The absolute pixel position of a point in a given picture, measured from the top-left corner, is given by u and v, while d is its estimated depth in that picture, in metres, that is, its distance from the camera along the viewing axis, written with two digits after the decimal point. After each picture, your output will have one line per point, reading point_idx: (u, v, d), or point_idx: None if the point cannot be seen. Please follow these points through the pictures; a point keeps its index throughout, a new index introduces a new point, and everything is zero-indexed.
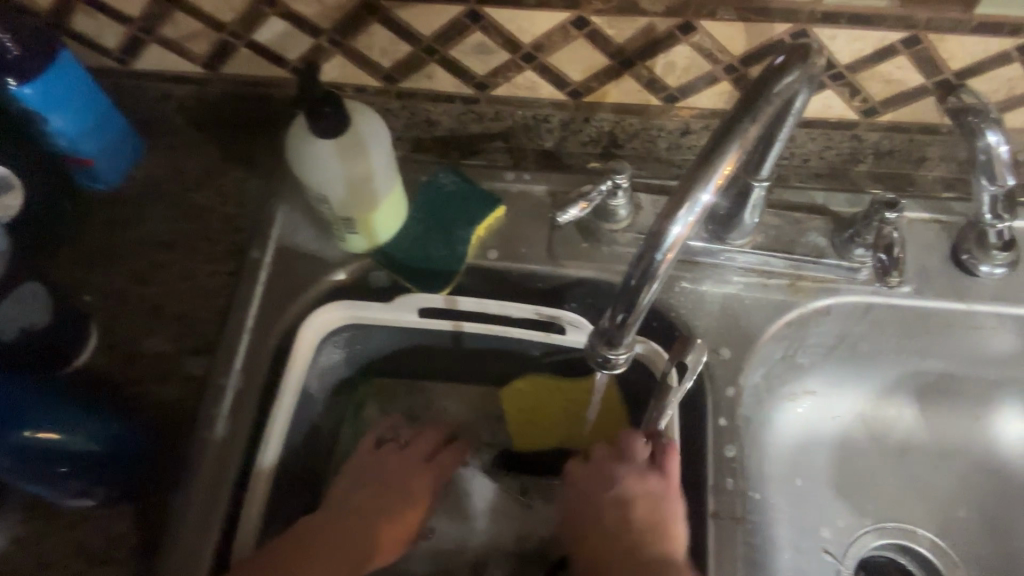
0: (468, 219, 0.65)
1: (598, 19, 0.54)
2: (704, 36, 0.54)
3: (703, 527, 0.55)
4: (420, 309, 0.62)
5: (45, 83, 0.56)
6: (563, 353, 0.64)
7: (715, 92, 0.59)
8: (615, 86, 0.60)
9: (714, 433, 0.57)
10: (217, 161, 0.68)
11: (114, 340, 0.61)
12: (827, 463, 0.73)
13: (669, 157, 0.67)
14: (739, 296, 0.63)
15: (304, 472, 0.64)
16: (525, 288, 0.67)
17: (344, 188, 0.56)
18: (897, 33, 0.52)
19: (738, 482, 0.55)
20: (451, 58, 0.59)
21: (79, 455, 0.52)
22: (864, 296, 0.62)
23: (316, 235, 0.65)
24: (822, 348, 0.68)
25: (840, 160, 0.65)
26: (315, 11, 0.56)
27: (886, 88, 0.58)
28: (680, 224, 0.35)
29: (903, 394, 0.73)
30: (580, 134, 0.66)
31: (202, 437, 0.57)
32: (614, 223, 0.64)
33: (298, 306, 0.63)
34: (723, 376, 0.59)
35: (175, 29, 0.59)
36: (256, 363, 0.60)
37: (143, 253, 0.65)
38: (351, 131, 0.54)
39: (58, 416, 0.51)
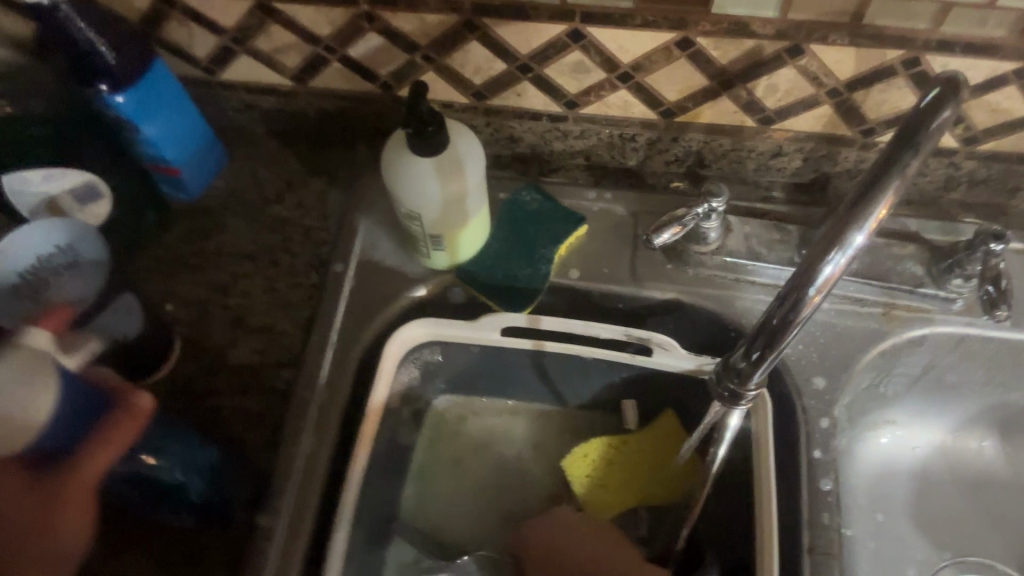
0: (552, 238, 0.64)
1: (704, 40, 0.53)
2: (812, 59, 0.53)
3: (798, 563, 0.53)
4: (503, 328, 0.61)
5: (136, 91, 0.56)
6: (646, 377, 0.63)
7: (813, 115, 0.58)
8: (710, 107, 0.59)
9: (808, 465, 0.56)
10: (298, 173, 0.68)
11: (195, 351, 0.60)
12: (905, 495, 0.71)
13: (756, 179, 0.66)
14: (830, 323, 0.61)
15: (381, 492, 0.63)
16: (602, 309, 0.66)
17: (439, 206, 0.56)
18: (1012, 63, 0.51)
19: (834, 516, 0.54)
20: (545, 76, 0.58)
21: (182, 492, 0.51)
22: (958, 327, 0.61)
23: (398, 250, 0.65)
24: (907, 378, 0.66)
25: (933, 187, 0.63)
26: (414, 26, 0.55)
27: (991, 117, 0.56)
28: (832, 264, 0.34)
29: (984, 426, 0.71)
30: (666, 154, 0.65)
31: (288, 453, 0.56)
32: (702, 246, 0.62)
33: (379, 320, 0.62)
34: (816, 408, 0.58)
35: (267, 40, 0.59)
36: (339, 380, 0.60)
37: (223, 264, 0.64)
38: (451, 149, 0.53)
39: (176, 451, 0.50)
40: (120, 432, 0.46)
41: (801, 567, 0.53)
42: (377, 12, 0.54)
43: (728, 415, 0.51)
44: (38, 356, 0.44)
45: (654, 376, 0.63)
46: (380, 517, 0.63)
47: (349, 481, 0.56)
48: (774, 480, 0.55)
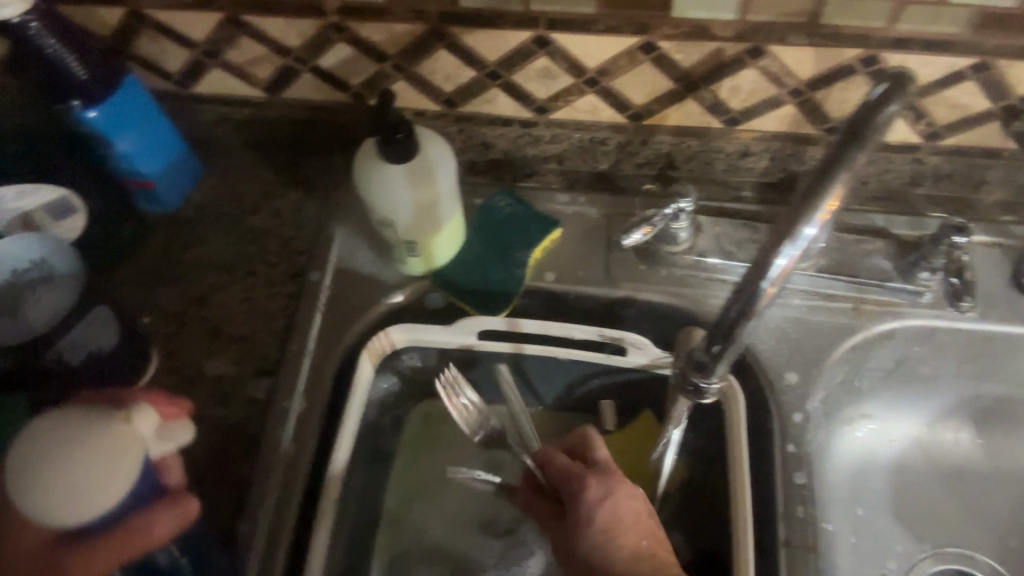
0: (526, 242, 0.65)
1: (667, 44, 0.54)
2: (772, 60, 0.54)
3: (775, 557, 0.54)
4: (478, 332, 0.62)
5: (109, 106, 0.57)
6: (623, 377, 0.64)
7: (778, 115, 0.59)
8: (677, 110, 0.60)
9: (782, 459, 0.57)
10: (273, 184, 0.68)
11: (172, 363, 0.61)
12: (885, 488, 0.71)
13: (726, 180, 0.66)
14: (801, 319, 0.62)
15: (362, 499, 0.63)
16: (578, 311, 0.67)
17: (411, 212, 0.56)
18: (968, 58, 0.52)
19: (809, 510, 0.55)
20: (514, 83, 0.59)
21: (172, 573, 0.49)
22: (928, 319, 0.62)
23: (374, 258, 0.65)
24: (880, 372, 0.67)
25: (899, 183, 0.64)
26: (382, 36, 0.56)
27: (951, 112, 0.57)
28: (784, 257, 0.35)
29: (960, 417, 0.72)
30: (637, 157, 0.66)
31: (266, 462, 0.57)
32: (674, 245, 0.64)
33: (356, 328, 0.63)
34: (790, 402, 0.59)
35: (238, 53, 0.60)
36: (317, 388, 0.60)
37: (200, 276, 0.65)
38: (421, 155, 0.54)
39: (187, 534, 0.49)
40: (161, 527, 0.46)
41: (778, 560, 0.53)
42: (345, 22, 0.55)
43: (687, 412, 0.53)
44: (132, 444, 0.44)
45: (630, 376, 0.64)
46: (361, 524, 0.63)
47: (329, 487, 0.56)
48: (749, 475, 0.55)
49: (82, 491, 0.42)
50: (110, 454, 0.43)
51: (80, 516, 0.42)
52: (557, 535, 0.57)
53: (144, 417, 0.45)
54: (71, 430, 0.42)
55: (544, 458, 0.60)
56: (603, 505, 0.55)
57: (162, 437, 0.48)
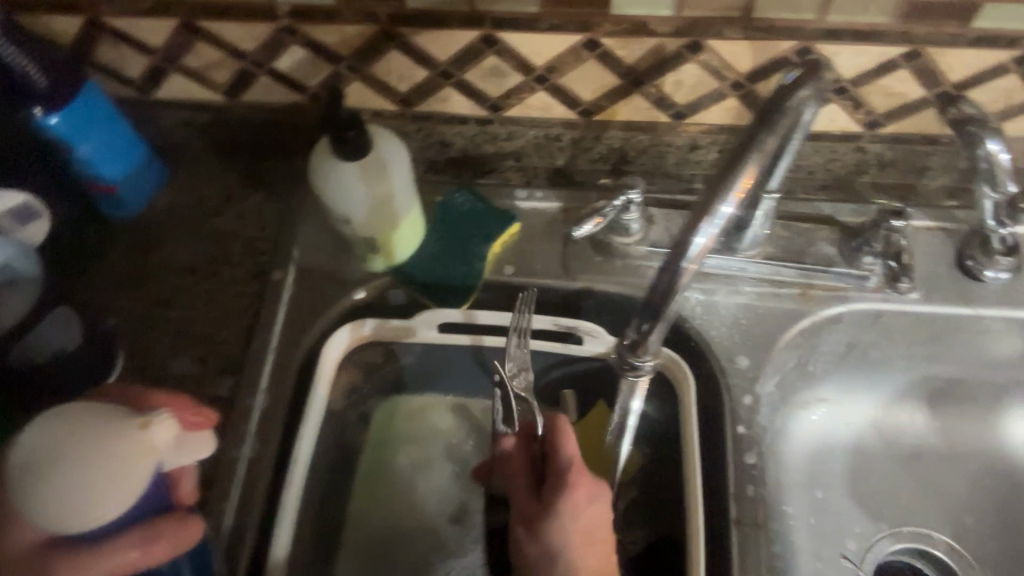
0: (484, 236, 0.67)
1: (609, 40, 0.56)
2: (711, 54, 0.56)
3: (726, 536, 0.56)
4: (438, 324, 0.64)
5: (70, 112, 0.58)
6: (581, 366, 0.66)
7: (722, 108, 0.61)
8: (625, 105, 0.62)
9: (733, 440, 0.58)
10: (237, 187, 0.70)
11: (137, 363, 0.62)
12: (843, 470, 0.73)
13: (678, 173, 0.68)
14: (752, 306, 0.64)
15: (328, 493, 0.64)
16: (537, 304, 0.68)
17: (366, 209, 0.58)
18: (898, 47, 0.54)
19: (758, 488, 0.56)
20: (466, 81, 0.61)
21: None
22: (874, 303, 0.64)
23: (336, 256, 0.67)
24: (833, 355, 0.69)
25: (844, 172, 0.66)
26: (335, 38, 0.58)
27: (888, 101, 0.59)
28: (703, 235, 0.37)
29: (913, 399, 0.74)
30: (591, 152, 0.67)
31: (230, 458, 0.58)
32: (626, 237, 0.66)
33: (319, 325, 0.64)
34: (740, 385, 0.61)
35: (196, 58, 0.61)
36: (280, 384, 0.61)
37: (165, 277, 0.66)
38: (374, 153, 0.56)
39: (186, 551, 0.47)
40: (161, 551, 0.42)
41: (730, 539, 0.55)
42: (298, 26, 0.57)
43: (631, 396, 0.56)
44: (144, 456, 0.39)
45: (588, 365, 0.66)
46: (327, 516, 0.64)
47: (291, 480, 0.57)
48: (700, 456, 0.57)
49: (78, 502, 0.37)
50: (115, 462, 0.38)
51: (78, 528, 0.38)
52: (526, 516, 0.55)
53: (163, 427, 0.40)
54: (82, 431, 0.38)
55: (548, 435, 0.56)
56: (584, 509, 0.54)
57: (180, 448, 0.44)
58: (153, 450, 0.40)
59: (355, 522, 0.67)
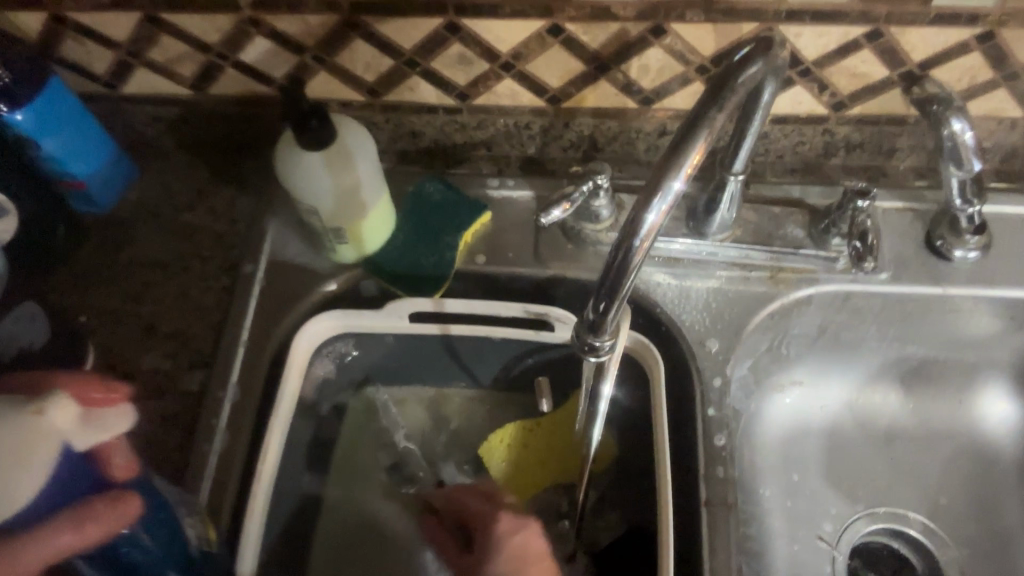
0: (455, 225, 0.67)
1: (572, 26, 0.56)
2: (675, 38, 0.56)
3: (697, 518, 0.56)
4: (407, 315, 0.63)
5: (36, 109, 0.58)
6: (553, 354, 0.66)
7: (689, 93, 0.61)
8: (592, 91, 0.62)
9: (703, 423, 0.58)
10: (207, 181, 0.70)
11: (108, 359, 0.62)
12: (818, 452, 0.73)
13: (648, 158, 0.68)
14: (722, 289, 0.65)
15: (302, 485, 0.64)
16: (510, 292, 0.69)
17: (332, 199, 0.58)
18: (860, 27, 0.55)
19: (728, 469, 0.56)
20: (432, 70, 0.61)
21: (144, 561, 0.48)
22: (843, 284, 0.64)
23: (307, 248, 0.67)
24: (805, 338, 0.69)
25: (813, 154, 0.67)
26: (299, 28, 0.58)
27: (853, 82, 0.60)
28: (654, 211, 0.36)
29: (887, 381, 0.74)
30: (561, 140, 0.67)
31: (201, 452, 0.58)
32: (596, 223, 0.65)
33: (291, 316, 0.64)
34: (710, 368, 0.61)
35: (161, 52, 0.61)
36: (252, 377, 0.61)
37: (135, 273, 0.66)
38: (338, 142, 0.56)
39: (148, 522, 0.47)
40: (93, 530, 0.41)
41: (700, 521, 0.55)
42: (260, 16, 0.57)
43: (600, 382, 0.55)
44: (43, 437, 0.38)
45: (561, 351, 0.66)
46: (303, 508, 0.64)
47: (262, 472, 0.57)
48: (670, 438, 0.57)
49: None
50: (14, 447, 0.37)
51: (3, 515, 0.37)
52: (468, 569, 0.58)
53: (60, 408, 0.40)
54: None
55: (450, 493, 0.63)
56: (514, 535, 0.57)
57: (90, 424, 0.42)
58: (54, 431, 0.39)
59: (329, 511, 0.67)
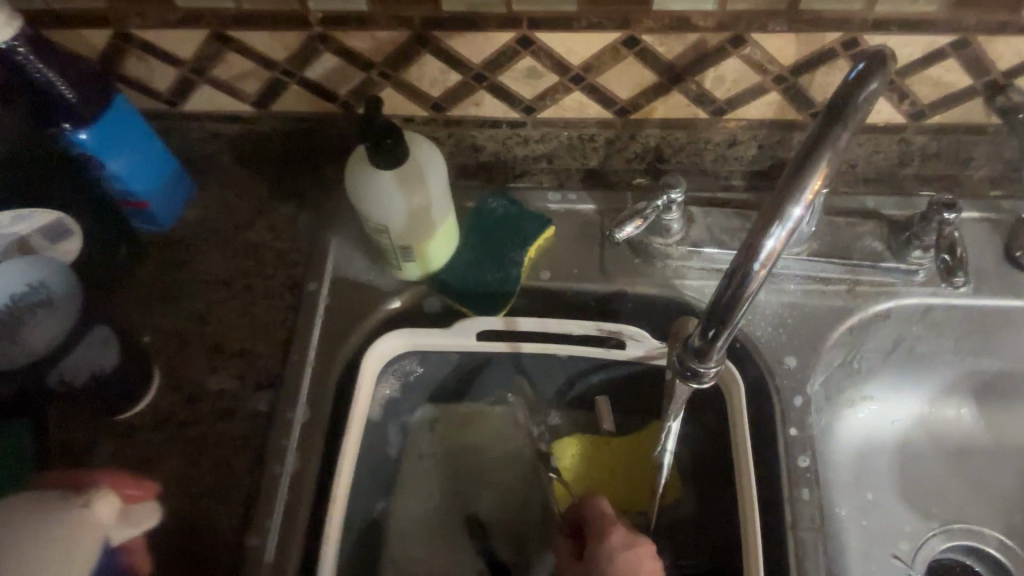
0: (520, 241, 0.66)
1: (649, 37, 0.54)
2: (754, 48, 0.54)
3: (783, 541, 0.54)
4: (478, 333, 0.62)
5: (100, 127, 0.57)
6: (623, 371, 0.65)
7: (763, 103, 0.59)
8: (663, 103, 0.60)
9: (785, 443, 0.57)
10: (267, 197, 0.69)
11: (175, 380, 0.61)
12: (890, 468, 0.71)
13: (715, 170, 0.67)
14: (796, 304, 0.63)
15: (369, 506, 0.63)
16: (576, 308, 0.67)
17: (403, 218, 0.57)
18: (947, 35, 0.53)
19: (814, 492, 0.55)
20: (500, 84, 0.59)
21: None
22: (923, 298, 0.62)
23: (370, 265, 0.66)
24: (879, 352, 0.67)
25: (887, 164, 0.65)
26: (368, 44, 0.57)
27: (934, 90, 0.58)
28: (774, 238, 0.36)
29: (961, 394, 0.72)
30: (626, 152, 0.66)
31: (273, 474, 0.57)
32: (667, 237, 0.64)
33: (357, 335, 0.63)
34: (789, 386, 0.60)
35: (225, 70, 0.60)
36: (320, 397, 0.60)
37: (198, 292, 0.65)
38: (411, 161, 0.55)
39: None
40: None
41: (785, 544, 0.54)
42: (330, 32, 0.56)
43: (675, 404, 0.54)
44: (93, 531, 0.44)
45: (630, 368, 0.64)
46: (370, 529, 0.63)
47: (335, 496, 0.56)
48: (753, 461, 0.55)
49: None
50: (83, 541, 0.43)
51: None
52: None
53: (103, 504, 0.45)
54: (5, 522, 0.41)
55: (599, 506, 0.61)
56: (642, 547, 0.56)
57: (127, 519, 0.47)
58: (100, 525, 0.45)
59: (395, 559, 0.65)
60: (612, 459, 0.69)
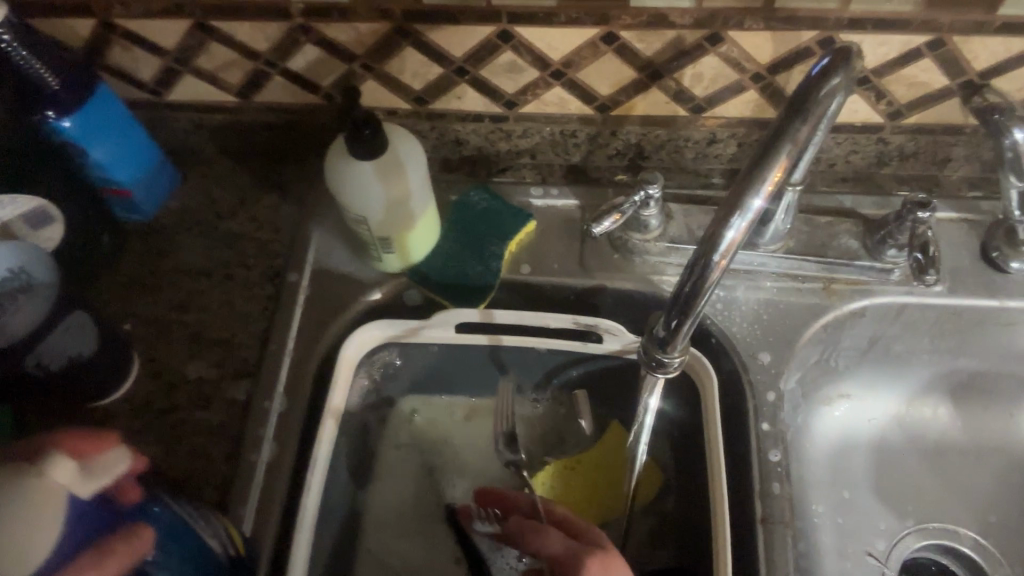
0: (500, 235, 0.66)
1: (627, 33, 0.55)
2: (731, 46, 0.55)
3: (753, 534, 0.55)
4: (456, 324, 0.63)
5: (83, 116, 0.57)
6: (600, 365, 0.65)
7: (742, 101, 0.60)
8: (642, 99, 0.61)
9: (757, 438, 0.58)
10: (251, 188, 0.69)
11: (154, 367, 0.61)
12: (866, 466, 0.72)
13: (696, 167, 0.67)
14: (773, 301, 0.63)
15: (346, 495, 0.64)
16: (555, 302, 0.68)
17: (382, 209, 0.57)
18: (921, 36, 0.54)
19: (784, 486, 0.55)
20: (481, 78, 0.60)
21: None
22: (898, 297, 0.63)
23: (352, 257, 0.66)
24: (856, 351, 0.68)
25: (866, 164, 0.65)
26: (349, 36, 0.57)
27: (911, 91, 0.58)
28: (734, 228, 0.37)
29: (938, 393, 0.73)
30: (607, 148, 0.66)
31: (248, 461, 0.57)
32: (644, 233, 0.64)
33: (336, 326, 0.64)
34: (764, 382, 0.60)
35: (209, 60, 0.61)
36: (298, 387, 0.61)
37: (179, 281, 0.65)
38: (390, 152, 0.55)
39: None
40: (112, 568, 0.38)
41: (755, 537, 0.54)
42: (312, 24, 0.56)
43: (647, 396, 0.55)
44: (51, 495, 0.36)
45: (607, 363, 0.65)
46: (348, 518, 0.64)
47: (309, 485, 0.56)
48: (724, 454, 0.56)
49: None
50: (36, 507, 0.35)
51: None
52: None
53: (59, 464, 0.37)
54: None
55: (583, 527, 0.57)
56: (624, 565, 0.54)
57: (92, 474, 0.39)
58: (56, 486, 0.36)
59: (371, 553, 0.65)
60: (592, 474, 0.68)
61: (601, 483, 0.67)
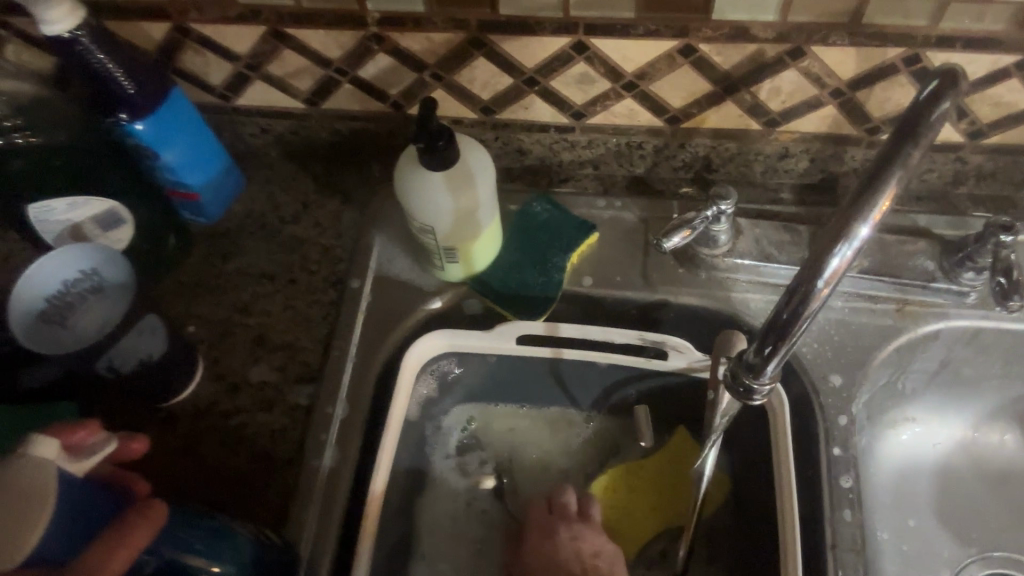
0: (563, 247, 0.65)
1: (706, 46, 0.54)
2: (813, 61, 0.54)
3: (822, 559, 0.54)
4: (518, 336, 0.62)
5: (156, 119, 0.57)
6: (662, 381, 0.64)
7: (819, 116, 0.59)
8: (715, 112, 0.60)
9: (828, 461, 0.56)
10: (313, 194, 0.70)
11: (217, 370, 0.61)
12: (929, 491, 0.70)
13: (764, 181, 0.66)
14: (844, 320, 0.62)
15: (404, 503, 0.64)
16: (615, 314, 0.67)
17: (450, 219, 0.57)
18: (1011, 56, 0.52)
19: (856, 513, 0.54)
20: (551, 89, 0.59)
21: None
22: (974, 320, 0.61)
23: (413, 265, 0.66)
24: (924, 373, 0.66)
25: (940, 183, 0.64)
26: (423, 45, 0.57)
27: (994, 110, 0.57)
28: (839, 256, 0.36)
29: (1006, 419, 0.70)
30: (674, 159, 0.65)
31: (311, 468, 0.57)
32: (713, 247, 0.63)
33: (397, 334, 0.64)
34: (834, 405, 0.59)
35: (279, 66, 0.61)
36: (360, 393, 0.61)
37: (243, 284, 0.66)
38: (461, 163, 0.55)
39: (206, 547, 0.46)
40: (137, 534, 0.41)
41: (825, 564, 0.53)
42: (386, 33, 0.56)
43: (716, 416, 0.54)
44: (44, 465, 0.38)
45: (669, 379, 0.64)
46: (405, 525, 0.64)
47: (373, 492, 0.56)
48: (792, 476, 0.55)
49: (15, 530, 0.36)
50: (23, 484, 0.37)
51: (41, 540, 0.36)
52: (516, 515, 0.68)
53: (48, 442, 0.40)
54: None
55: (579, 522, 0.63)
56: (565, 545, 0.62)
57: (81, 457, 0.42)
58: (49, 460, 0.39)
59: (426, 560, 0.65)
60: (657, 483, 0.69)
61: (665, 493, 0.68)
